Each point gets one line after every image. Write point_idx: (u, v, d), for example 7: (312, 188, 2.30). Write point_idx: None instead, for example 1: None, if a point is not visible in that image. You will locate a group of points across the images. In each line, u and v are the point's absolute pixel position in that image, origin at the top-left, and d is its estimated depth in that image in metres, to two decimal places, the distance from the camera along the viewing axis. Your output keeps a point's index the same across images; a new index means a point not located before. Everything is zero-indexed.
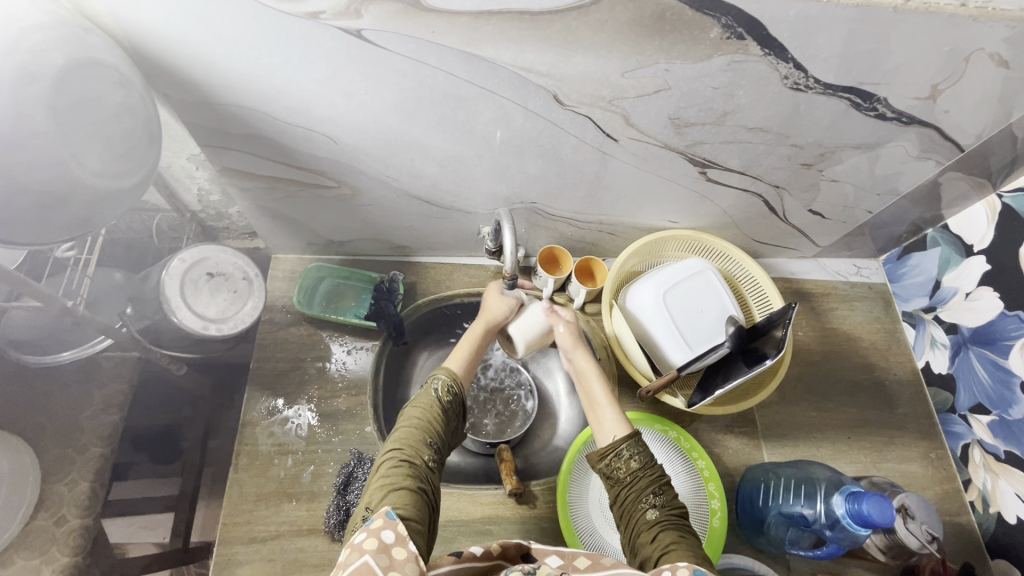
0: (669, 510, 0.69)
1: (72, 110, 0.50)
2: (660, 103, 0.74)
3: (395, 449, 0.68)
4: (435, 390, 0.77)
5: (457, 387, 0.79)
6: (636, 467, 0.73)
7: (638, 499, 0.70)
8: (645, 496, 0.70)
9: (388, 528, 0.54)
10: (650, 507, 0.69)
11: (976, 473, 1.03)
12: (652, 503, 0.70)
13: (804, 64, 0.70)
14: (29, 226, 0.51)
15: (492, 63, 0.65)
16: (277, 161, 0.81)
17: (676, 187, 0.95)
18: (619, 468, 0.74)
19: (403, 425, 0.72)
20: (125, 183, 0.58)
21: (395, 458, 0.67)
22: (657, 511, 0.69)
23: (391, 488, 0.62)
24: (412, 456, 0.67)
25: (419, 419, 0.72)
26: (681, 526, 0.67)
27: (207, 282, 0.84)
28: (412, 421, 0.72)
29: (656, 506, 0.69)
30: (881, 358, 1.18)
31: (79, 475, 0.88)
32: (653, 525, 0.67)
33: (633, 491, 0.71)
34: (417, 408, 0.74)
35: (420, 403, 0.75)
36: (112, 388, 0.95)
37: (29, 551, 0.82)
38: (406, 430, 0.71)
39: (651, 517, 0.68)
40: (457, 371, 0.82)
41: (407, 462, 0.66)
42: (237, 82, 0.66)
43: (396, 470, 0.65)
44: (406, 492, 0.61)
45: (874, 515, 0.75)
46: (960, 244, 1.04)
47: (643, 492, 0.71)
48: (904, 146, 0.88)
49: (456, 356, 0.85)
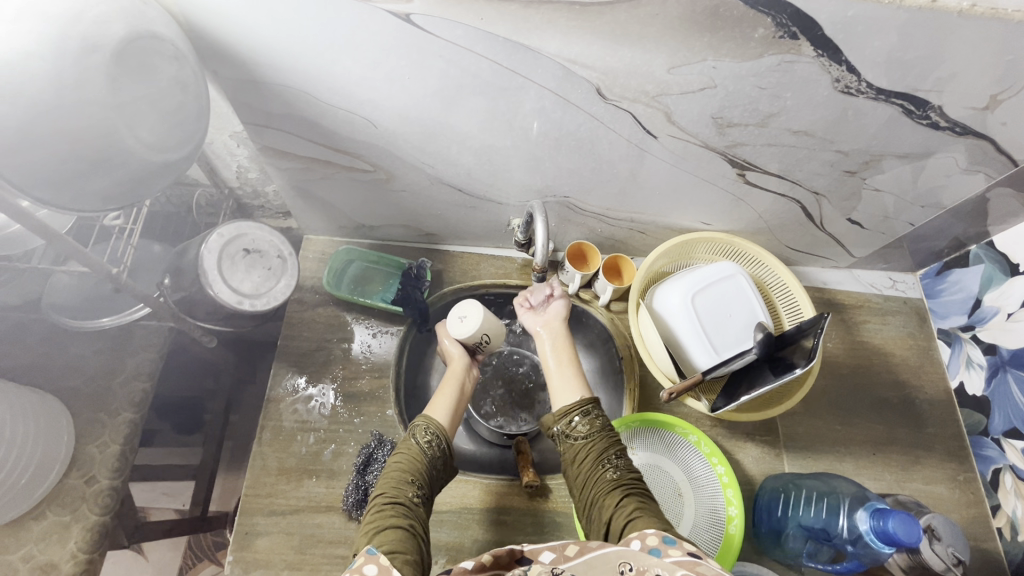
0: (628, 472, 0.73)
1: (126, 79, 0.51)
2: (705, 101, 0.73)
3: (380, 494, 0.70)
4: (416, 435, 0.78)
5: (438, 431, 0.79)
6: (596, 427, 0.78)
7: (599, 459, 0.75)
8: (605, 456, 0.75)
9: (370, 563, 0.54)
10: (611, 468, 0.73)
11: (1006, 499, 1.00)
12: (611, 464, 0.74)
13: (857, 67, 0.67)
14: (76, 191, 0.52)
15: (537, 53, 0.65)
16: (316, 142, 0.82)
17: (711, 188, 0.94)
18: (579, 427, 0.79)
19: (386, 472, 0.74)
20: (172, 156, 0.59)
21: (379, 503, 0.68)
22: (617, 472, 0.73)
23: (377, 529, 0.63)
24: (396, 498, 0.68)
25: (400, 464, 0.74)
26: (639, 488, 0.71)
27: (243, 258, 0.85)
28: (394, 468, 0.73)
29: (617, 467, 0.73)
30: (912, 375, 1.14)
31: (111, 439, 0.91)
32: (613, 485, 0.71)
33: (593, 450, 0.76)
34: (400, 454, 0.76)
35: (401, 452, 0.76)
36: (144, 356, 0.96)
37: (59, 508, 0.86)
38: (388, 476, 0.72)
39: (612, 476, 0.72)
40: (442, 422, 0.82)
41: (391, 504, 0.67)
42: (284, 63, 0.67)
43: (381, 514, 0.66)
44: (392, 530, 0.62)
45: (899, 534, 0.73)
46: (1005, 262, 1.00)
47: (604, 453, 0.75)
48: (954, 158, 0.85)
49: (436, 406, 0.84)
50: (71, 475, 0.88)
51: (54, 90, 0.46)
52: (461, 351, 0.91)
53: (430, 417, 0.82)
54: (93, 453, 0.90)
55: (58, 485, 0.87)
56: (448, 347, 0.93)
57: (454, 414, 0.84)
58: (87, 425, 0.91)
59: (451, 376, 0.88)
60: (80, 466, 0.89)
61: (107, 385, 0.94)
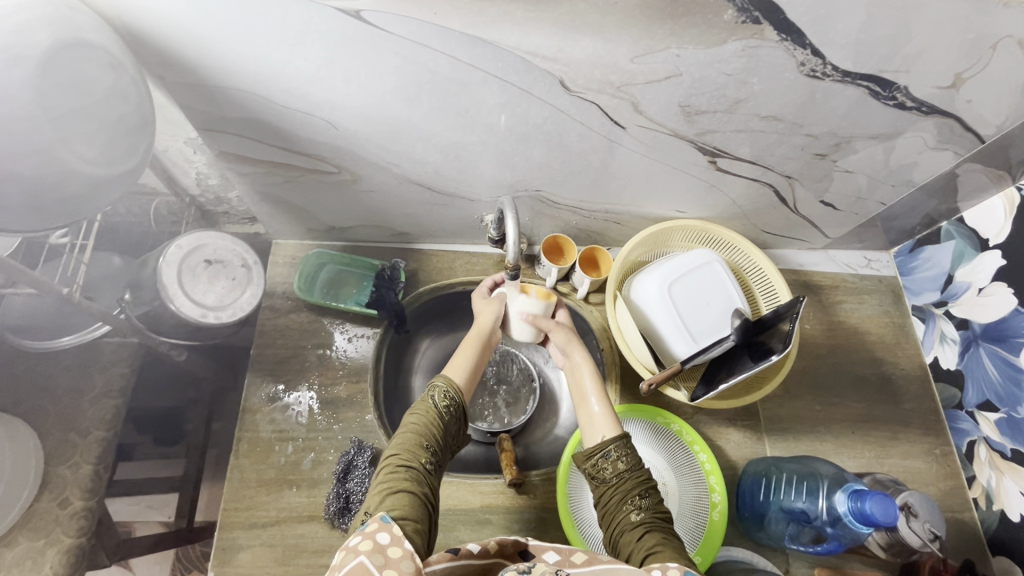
0: (653, 512, 0.70)
1: (61, 93, 0.47)
2: (670, 89, 0.71)
3: (395, 454, 0.68)
4: (434, 396, 0.76)
5: (456, 395, 0.77)
6: (623, 468, 0.74)
7: (623, 501, 0.72)
8: (630, 496, 0.71)
9: (383, 530, 0.53)
10: (634, 509, 0.70)
11: (981, 470, 1.02)
12: (636, 505, 0.71)
13: (822, 49, 0.67)
14: (12, 214, 0.49)
15: (497, 47, 0.63)
16: (277, 146, 0.79)
17: (683, 177, 0.93)
18: (606, 468, 0.75)
19: (402, 430, 0.72)
20: (118, 170, 0.56)
21: (393, 463, 0.67)
22: (641, 513, 0.70)
23: (390, 492, 0.62)
24: (411, 461, 0.67)
25: (416, 426, 0.72)
26: (666, 529, 0.68)
27: (205, 269, 0.82)
28: (411, 427, 0.72)
29: (641, 508, 0.70)
30: (888, 352, 1.16)
31: (83, 459, 0.85)
32: (637, 527, 0.68)
33: (618, 492, 0.73)
34: (415, 415, 0.74)
35: (418, 411, 0.74)
36: (114, 371, 0.90)
37: (33, 533, 0.79)
38: (405, 435, 0.71)
39: (635, 518, 0.69)
40: (459, 382, 0.80)
41: (405, 468, 0.66)
42: (233, 66, 0.64)
43: (395, 475, 0.65)
44: (405, 496, 0.62)
45: (876, 514, 0.74)
46: (975, 237, 1.01)
47: (630, 493, 0.72)
48: (922, 136, 0.85)
49: (457, 363, 0.83)
50: (44, 497, 0.81)
51: None
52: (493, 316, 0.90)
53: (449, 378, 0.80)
54: (66, 475, 0.83)
55: (31, 508, 0.80)
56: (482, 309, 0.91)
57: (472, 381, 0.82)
58: (57, 446, 0.83)
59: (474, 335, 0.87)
60: (52, 488, 0.82)
61: (77, 404, 0.86)
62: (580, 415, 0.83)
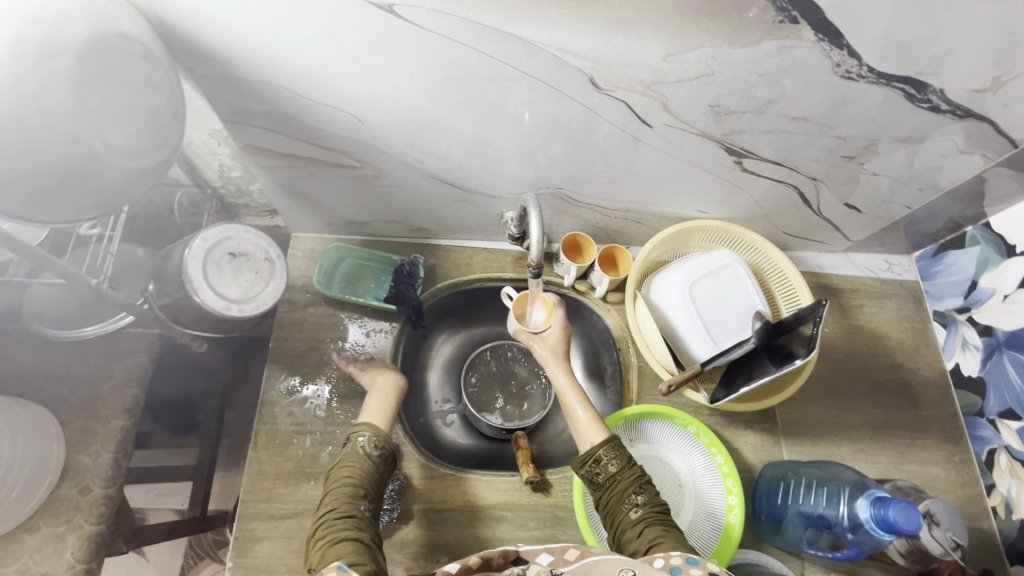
0: (651, 506, 0.72)
1: (95, 85, 0.47)
2: (700, 89, 0.70)
3: (332, 508, 0.72)
4: (361, 446, 0.81)
5: (382, 440, 0.83)
6: (614, 470, 0.76)
7: (621, 501, 0.74)
8: (626, 495, 0.74)
9: None
10: (631, 506, 0.72)
11: (1001, 479, 1.01)
12: (633, 503, 0.73)
13: (859, 50, 0.65)
14: (40, 201, 0.48)
15: (528, 43, 0.62)
16: (301, 139, 0.79)
17: (707, 176, 0.92)
18: (599, 473, 0.77)
19: (335, 485, 0.75)
20: (148, 162, 0.56)
21: (331, 517, 0.70)
22: (639, 510, 0.72)
23: (331, 543, 0.66)
24: (349, 512, 0.71)
25: (348, 477, 0.76)
26: (665, 521, 0.71)
27: (229, 262, 0.80)
28: (344, 481, 0.75)
29: (638, 504, 0.73)
30: (908, 358, 1.15)
31: (102, 447, 0.91)
32: (637, 523, 0.71)
33: (614, 493, 0.75)
34: (348, 467, 0.78)
35: (349, 462, 0.79)
36: (131, 361, 0.96)
37: (53, 519, 0.85)
38: (339, 490, 0.74)
39: (634, 515, 0.72)
40: (382, 427, 0.85)
41: (344, 518, 0.70)
42: (262, 57, 0.63)
43: (334, 528, 0.68)
44: (346, 543, 0.65)
45: (899, 522, 0.73)
46: (1001, 244, 0.99)
47: (625, 492, 0.74)
48: (952, 140, 0.83)
49: (371, 411, 0.88)
50: (63, 485, 0.87)
51: (17, 97, 0.42)
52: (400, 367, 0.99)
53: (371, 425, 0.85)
54: (86, 462, 0.89)
55: (51, 496, 0.86)
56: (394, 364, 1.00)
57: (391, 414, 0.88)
58: (78, 434, 0.90)
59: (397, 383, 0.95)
60: (72, 475, 0.88)
61: (96, 392, 0.93)
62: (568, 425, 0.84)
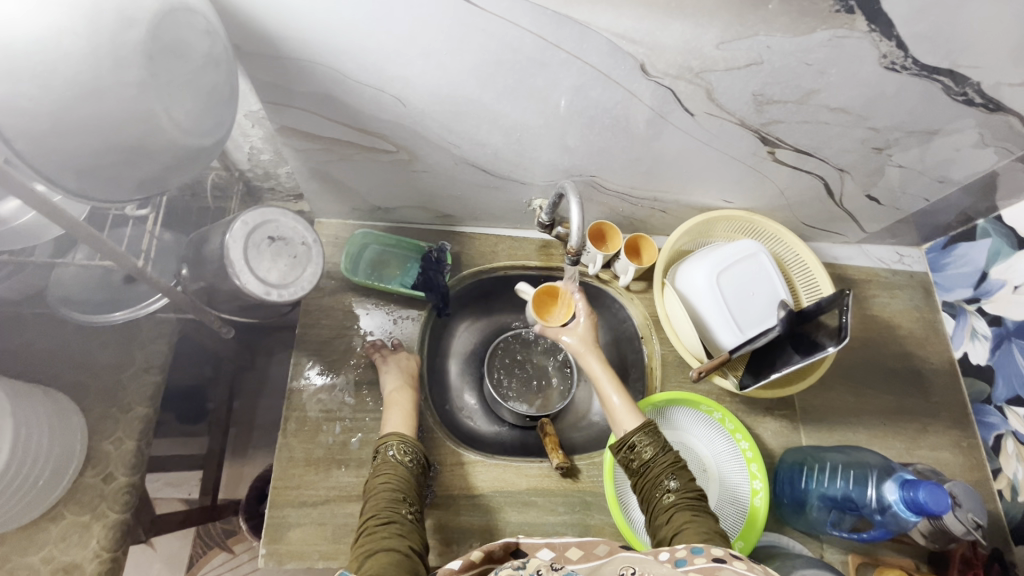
0: (684, 493, 0.75)
1: (164, 59, 0.48)
2: (747, 77, 0.71)
3: (373, 516, 0.72)
4: (392, 451, 0.82)
5: (411, 445, 0.84)
6: (649, 456, 0.80)
7: (655, 486, 0.77)
8: (660, 481, 0.77)
9: None
10: (665, 492, 0.76)
11: (1008, 463, 1.05)
12: (666, 488, 0.77)
13: (906, 42, 0.67)
14: (96, 178, 0.49)
15: (585, 27, 0.62)
16: (339, 121, 0.77)
17: (738, 166, 0.92)
18: (634, 458, 0.81)
19: (375, 493, 0.77)
20: (207, 141, 0.57)
21: (371, 525, 0.71)
22: (672, 495, 0.76)
23: (368, 555, 0.65)
24: (389, 518, 0.72)
25: (384, 488, 0.77)
26: (696, 507, 0.73)
27: (269, 247, 0.79)
28: (382, 489, 0.77)
29: (671, 491, 0.76)
30: (918, 347, 1.18)
31: (126, 434, 0.89)
32: (669, 508, 0.74)
33: (648, 479, 0.78)
34: (383, 475, 0.79)
35: (383, 470, 0.80)
36: (155, 347, 0.94)
37: (79, 507, 0.84)
38: (378, 498, 0.75)
39: (668, 501, 0.75)
40: (407, 432, 0.87)
41: (385, 525, 0.70)
42: (314, 36, 0.62)
43: (374, 536, 0.69)
44: (386, 552, 0.65)
45: (930, 503, 0.76)
46: (1012, 237, 1.02)
47: (658, 478, 0.78)
48: (978, 134, 0.85)
49: (392, 417, 0.89)
50: (87, 473, 0.86)
51: (91, 72, 0.44)
52: (400, 360, 0.96)
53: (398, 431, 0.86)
54: (109, 450, 0.88)
55: (76, 483, 0.85)
56: (398, 362, 0.96)
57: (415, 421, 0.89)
58: (100, 420, 0.89)
59: (409, 380, 0.94)
60: (95, 464, 0.87)
61: (118, 378, 0.91)
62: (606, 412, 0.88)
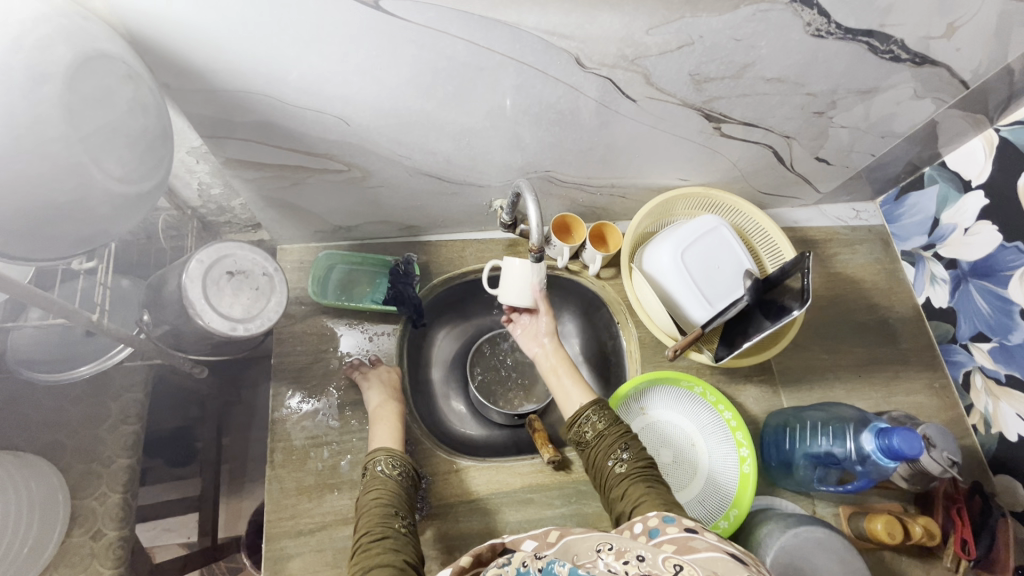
0: (635, 462, 0.77)
1: (85, 108, 0.47)
2: (682, 59, 0.72)
3: (366, 532, 0.72)
4: (381, 467, 0.82)
5: (400, 458, 0.84)
6: (602, 428, 0.82)
7: (606, 456, 0.79)
8: (612, 451, 0.79)
9: None
10: (617, 461, 0.78)
11: (978, 398, 1.09)
12: (619, 457, 0.78)
13: (828, 8, 0.69)
14: (35, 243, 0.49)
15: (515, 28, 0.63)
16: (285, 147, 0.77)
17: (687, 144, 0.94)
18: (587, 431, 0.83)
19: (367, 509, 0.76)
20: (145, 187, 0.56)
21: (366, 542, 0.71)
22: (624, 465, 0.77)
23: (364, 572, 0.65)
24: (382, 534, 0.71)
25: (376, 502, 0.77)
26: (648, 476, 0.75)
27: (228, 282, 0.78)
28: (374, 505, 0.76)
29: (623, 460, 0.78)
30: (884, 298, 1.21)
31: (110, 488, 0.87)
32: (623, 479, 0.76)
33: (600, 449, 0.80)
34: (372, 490, 0.79)
35: (374, 486, 0.80)
36: (129, 397, 0.93)
37: (69, 569, 0.82)
38: (371, 514, 0.75)
39: (621, 471, 0.77)
40: (393, 446, 0.87)
41: (379, 540, 0.70)
42: (244, 65, 0.61)
43: (369, 552, 0.68)
44: (381, 569, 0.65)
45: (903, 448, 0.79)
46: (958, 180, 1.06)
47: (610, 448, 0.79)
48: (911, 88, 0.88)
49: (381, 432, 0.88)
50: (74, 532, 0.84)
51: (9, 132, 0.43)
52: (375, 373, 0.96)
53: (391, 447, 0.86)
54: (94, 507, 0.86)
55: (63, 545, 0.83)
56: (375, 381, 0.95)
57: (401, 432, 0.89)
58: (80, 478, 0.87)
59: (394, 391, 0.95)
60: (81, 522, 0.85)
61: (94, 433, 0.89)
62: (558, 393, 0.90)
